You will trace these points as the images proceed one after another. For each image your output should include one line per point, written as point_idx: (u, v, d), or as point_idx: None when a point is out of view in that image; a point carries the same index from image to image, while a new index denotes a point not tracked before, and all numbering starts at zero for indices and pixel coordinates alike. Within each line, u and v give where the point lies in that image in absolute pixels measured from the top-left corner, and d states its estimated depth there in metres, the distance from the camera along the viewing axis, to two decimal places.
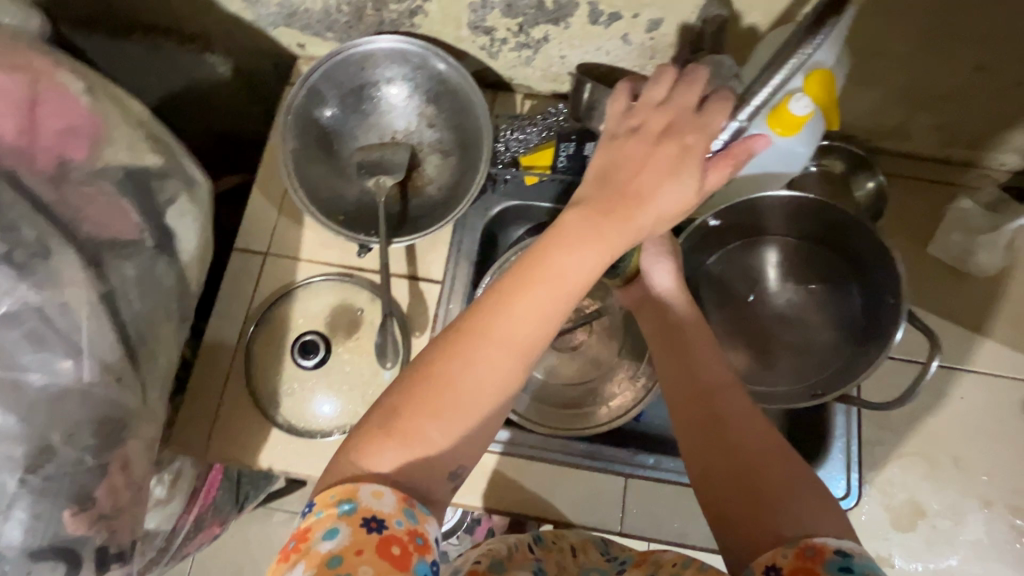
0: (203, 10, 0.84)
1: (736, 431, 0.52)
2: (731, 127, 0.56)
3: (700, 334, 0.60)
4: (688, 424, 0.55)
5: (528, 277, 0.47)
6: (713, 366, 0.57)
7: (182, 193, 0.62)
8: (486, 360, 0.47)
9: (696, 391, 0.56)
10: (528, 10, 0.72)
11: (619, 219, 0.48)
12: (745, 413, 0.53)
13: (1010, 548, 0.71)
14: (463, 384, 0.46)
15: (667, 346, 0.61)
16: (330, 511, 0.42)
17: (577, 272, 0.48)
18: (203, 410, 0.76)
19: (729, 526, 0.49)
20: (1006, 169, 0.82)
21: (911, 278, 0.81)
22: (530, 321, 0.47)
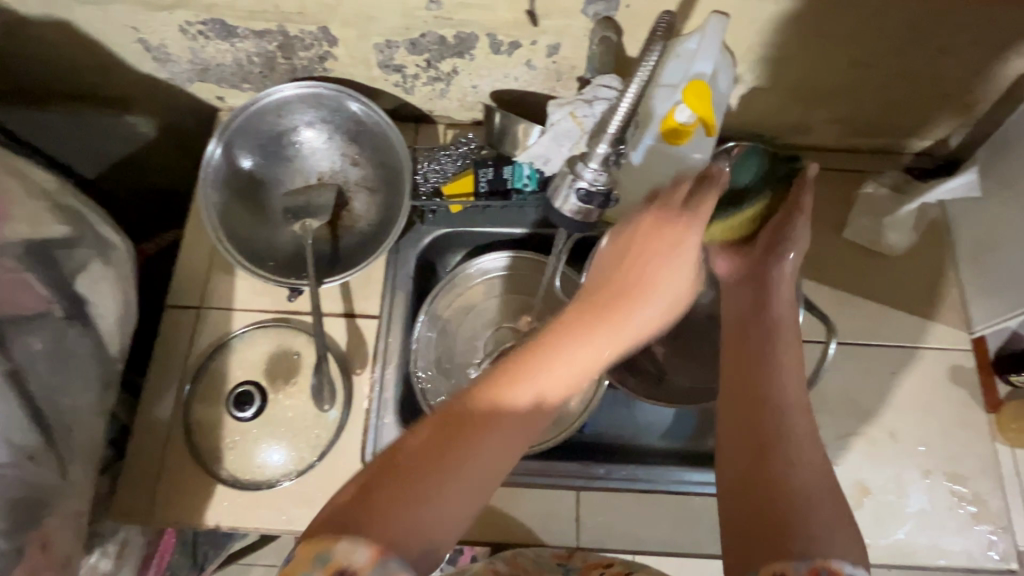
0: (115, 73, 0.84)
1: (789, 450, 0.48)
2: (595, 156, 0.52)
3: (787, 338, 0.56)
4: (742, 411, 0.51)
5: (436, 434, 0.46)
6: (791, 372, 0.53)
7: (94, 260, 0.63)
8: (387, 520, 0.42)
9: (755, 392, 0.52)
10: (432, 46, 0.74)
11: (519, 378, 0.48)
12: (805, 431, 0.49)
13: (953, 514, 0.73)
14: (471, 464, 0.45)
15: (740, 335, 0.58)
16: (308, 559, 0.40)
17: (486, 438, 0.46)
18: (144, 474, 0.74)
19: (736, 526, 0.46)
20: (908, 152, 0.87)
21: (831, 263, 0.84)
22: (443, 486, 0.44)
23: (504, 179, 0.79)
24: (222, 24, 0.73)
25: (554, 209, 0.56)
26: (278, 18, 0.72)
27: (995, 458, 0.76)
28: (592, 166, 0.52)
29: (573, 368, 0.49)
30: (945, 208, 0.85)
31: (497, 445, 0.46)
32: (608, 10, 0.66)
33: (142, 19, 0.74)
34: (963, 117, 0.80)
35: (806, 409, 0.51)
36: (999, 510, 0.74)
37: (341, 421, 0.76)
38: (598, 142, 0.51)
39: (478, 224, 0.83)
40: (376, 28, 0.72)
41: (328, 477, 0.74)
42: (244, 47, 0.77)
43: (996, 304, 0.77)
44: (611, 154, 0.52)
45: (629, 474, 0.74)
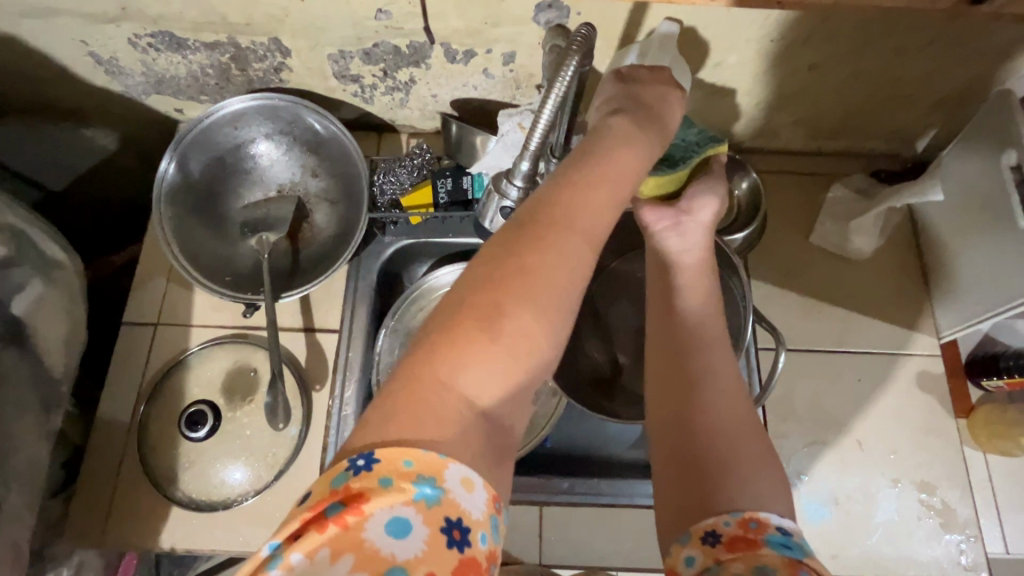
0: (68, 86, 0.82)
1: (711, 394, 0.49)
2: (520, 173, 0.50)
3: (704, 286, 0.57)
4: (660, 368, 0.52)
5: (498, 284, 0.41)
6: (707, 322, 0.54)
7: (36, 280, 0.61)
8: (469, 386, 0.39)
9: (677, 342, 0.53)
10: (386, 56, 0.73)
11: (574, 210, 0.44)
12: (726, 373, 0.51)
13: (922, 524, 0.72)
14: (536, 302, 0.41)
15: (662, 289, 0.59)
16: (403, 485, 0.35)
17: (562, 275, 0.42)
18: (97, 496, 0.72)
19: (666, 484, 0.47)
20: (874, 154, 0.87)
21: (796, 268, 0.83)
22: (522, 334, 0.40)
23: (463, 189, 0.79)
24: (171, 36, 0.72)
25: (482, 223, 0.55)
26: (226, 30, 0.70)
27: (964, 465, 0.75)
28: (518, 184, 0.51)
29: (619, 193, 0.46)
30: (913, 211, 0.84)
31: (573, 281, 0.42)
32: (560, 17, 0.65)
33: (90, 32, 0.72)
34: (926, 120, 0.79)
35: (726, 349, 0.53)
36: (968, 518, 0.73)
37: (299, 438, 0.74)
38: (521, 161, 0.49)
39: (440, 236, 0.82)
40: (327, 38, 0.71)
41: (285, 496, 0.73)
42: (196, 58, 0.75)
43: (962, 309, 0.76)
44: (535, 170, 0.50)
45: (593, 489, 0.73)
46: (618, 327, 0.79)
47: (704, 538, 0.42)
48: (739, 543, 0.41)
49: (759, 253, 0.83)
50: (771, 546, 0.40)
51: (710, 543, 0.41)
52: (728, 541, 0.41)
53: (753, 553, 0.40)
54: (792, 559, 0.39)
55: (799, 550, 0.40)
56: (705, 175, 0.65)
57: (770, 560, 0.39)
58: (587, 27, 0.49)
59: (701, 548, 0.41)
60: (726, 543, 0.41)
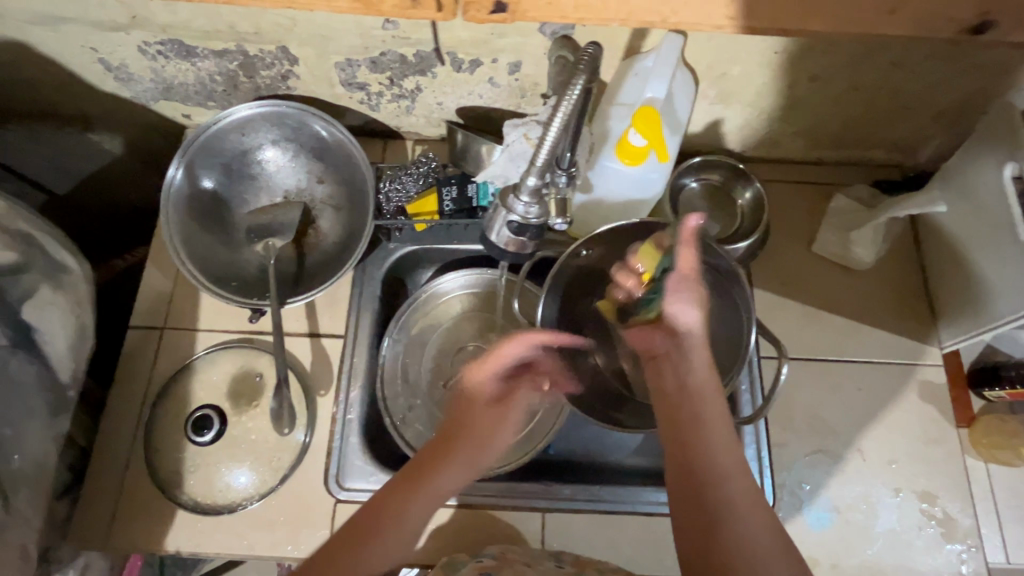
0: (75, 92, 0.83)
1: (734, 515, 0.55)
2: (526, 188, 0.51)
3: (717, 412, 0.59)
4: (683, 495, 0.57)
5: (364, 539, 0.60)
6: (720, 445, 0.58)
7: (42, 285, 0.62)
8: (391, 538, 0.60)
9: (699, 475, 0.57)
10: (392, 64, 0.74)
11: (457, 437, 0.66)
12: (742, 487, 0.56)
13: (922, 533, 0.73)
14: (388, 534, 0.61)
15: (674, 414, 0.61)
16: None
17: (417, 504, 0.62)
18: (103, 499, 0.73)
19: None
20: (877, 164, 0.87)
21: (795, 277, 0.83)
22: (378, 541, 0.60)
23: (468, 197, 0.79)
24: (180, 44, 0.73)
25: (490, 240, 0.56)
26: (234, 38, 0.71)
27: (965, 475, 0.75)
28: (524, 198, 0.51)
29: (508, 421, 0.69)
30: (915, 220, 0.85)
31: (422, 510, 0.63)
32: (565, 28, 0.66)
33: (99, 39, 0.73)
34: (928, 130, 0.80)
35: (742, 467, 0.57)
36: (969, 528, 0.73)
37: (305, 443, 0.75)
38: (528, 176, 0.50)
39: (446, 241, 0.83)
40: (335, 46, 0.71)
41: (289, 500, 0.73)
42: (204, 66, 0.76)
43: (962, 321, 0.76)
44: (542, 185, 0.51)
45: (596, 495, 0.73)
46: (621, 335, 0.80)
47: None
48: None
49: (760, 262, 0.84)
50: None
51: None
52: None
53: None
54: None
55: None
56: (672, 276, 0.63)
57: None
58: (594, 43, 0.50)
59: None
60: None
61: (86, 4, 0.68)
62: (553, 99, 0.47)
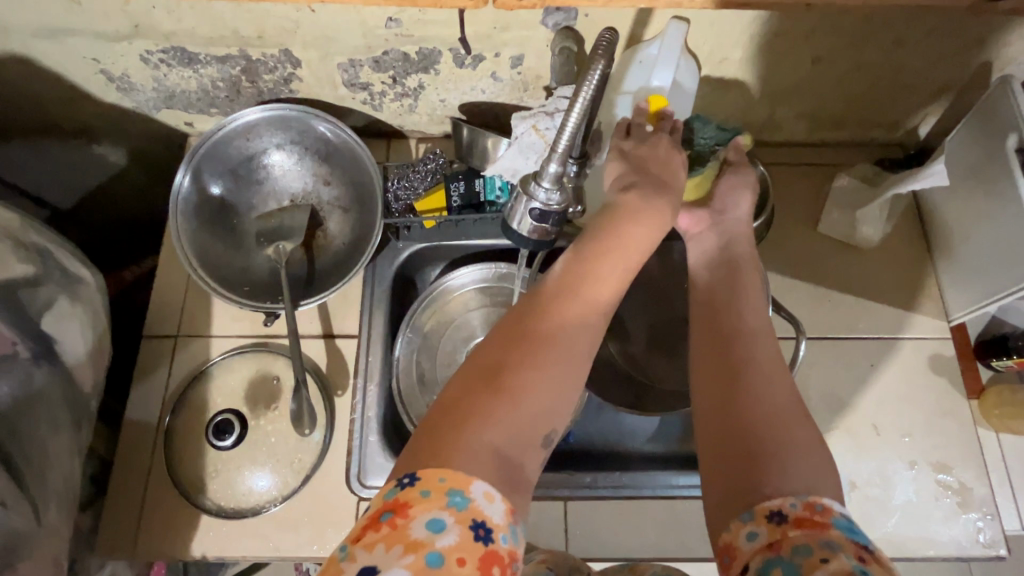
0: (77, 105, 0.82)
1: (760, 379, 0.51)
2: (547, 175, 0.50)
3: (752, 289, 0.60)
4: (710, 362, 0.54)
5: (455, 419, 0.42)
6: (749, 318, 0.57)
7: (60, 297, 0.62)
8: (500, 426, 0.42)
9: (728, 340, 0.55)
10: (395, 63, 0.74)
11: (526, 352, 0.45)
12: (778, 386, 0.50)
13: (939, 504, 0.74)
14: (490, 422, 0.42)
15: (708, 301, 0.61)
16: (439, 495, 0.38)
17: (524, 420, 0.43)
18: (126, 508, 0.73)
19: (719, 468, 0.48)
20: (877, 143, 0.88)
21: (801, 258, 0.84)
22: (477, 433, 0.41)
23: (475, 191, 0.80)
24: (183, 51, 0.73)
25: (511, 228, 0.54)
26: (238, 43, 0.71)
27: (976, 445, 0.76)
28: (546, 185, 0.50)
29: (563, 366, 0.46)
30: (918, 197, 0.86)
31: (536, 414, 0.44)
32: (567, 20, 0.67)
33: (102, 50, 0.73)
34: (927, 107, 0.81)
35: (772, 340, 0.55)
36: (984, 497, 0.74)
37: (324, 442, 0.75)
38: (549, 162, 0.49)
39: (452, 238, 0.84)
40: (338, 48, 0.72)
41: (312, 502, 0.73)
42: (207, 72, 0.76)
43: (969, 293, 0.77)
44: (564, 172, 0.50)
45: (617, 482, 0.74)
46: (634, 325, 0.82)
47: (770, 520, 0.42)
48: (804, 523, 0.41)
49: (767, 244, 0.85)
50: (838, 529, 0.41)
51: (776, 522, 0.42)
52: (795, 520, 0.42)
53: (822, 535, 0.40)
54: (861, 548, 0.39)
55: (864, 539, 0.40)
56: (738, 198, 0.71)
57: (839, 543, 0.39)
58: (608, 29, 0.50)
59: (767, 526, 0.42)
60: (792, 523, 0.42)
61: (89, 15, 0.68)
62: (573, 86, 0.46)
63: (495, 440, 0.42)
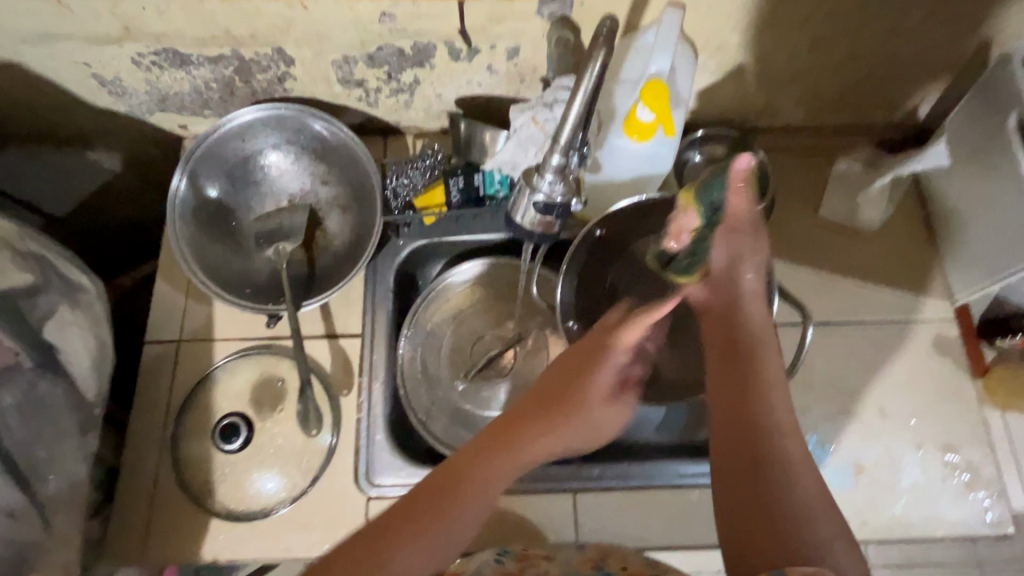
0: (69, 110, 0.81)
1: (779, 458, 0.53)
2: (550, 167, 0.50)
3: (768, 346, 0.60)
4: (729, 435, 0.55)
5: (392, 527, 0.55)
6: (769, 385, 0.57)
7: (60, 305, 0.62)
8: (422, 544, 0.55)
9: (743, 413, 0.55)
10: (389, 58, 0.73)
11: (464, 482, 0.58)
12: (794, 466, 0.52)
13: (947, 484, 0.74)
14: (417, 537, 0.55)
15: (726, 359, 0.60)
16: None
17: (440, 536, 0.55)
18: (135, 515, 0.73)
19: (751, 543, 0.50)
20: (876, 126, 0.87)
21: (802, 243, 0.84)
22: (401, 551, 0.54)
23: (475, 186, 0.79)
24: (174, 52, 0.72)
25: (515, 221, 0.56)
26: (230, 43, 0.70)
27: (983, 425, 0.76)
28: (549, 177, 0.50)
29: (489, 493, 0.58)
30: (919, 178, 0.85)
31: (454, 534, 0.56)
32: (563, 9, 0.66)
33: (93, 54, 0.72)
34: (926, 88, 0.80)
35: (788, 411, 0.56)
36: (992, 476, 0.74)
37: (331, 443, 0.75)
38: (551, 154, 0.49)
39: (454, 233, 0.83)
40: (331, 44, 0.71)
41: (322, 502, 0.73)
42: (200, 74, 0.75)
43: (973, 274, 0.77)
44: (567, 163, 0.50)
45: (626, 472, 0.74)
46: None
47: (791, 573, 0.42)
48: None
49: (770, 231, 0.84)
50: None
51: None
52: None
53: None
54: None
55: None
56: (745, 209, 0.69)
57: None
58: (609, 18, 0.49)
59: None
60: None
61: (78, 19, 0.67)
62: (574, 78, 0.46)
63: (410, 559, 0.54)
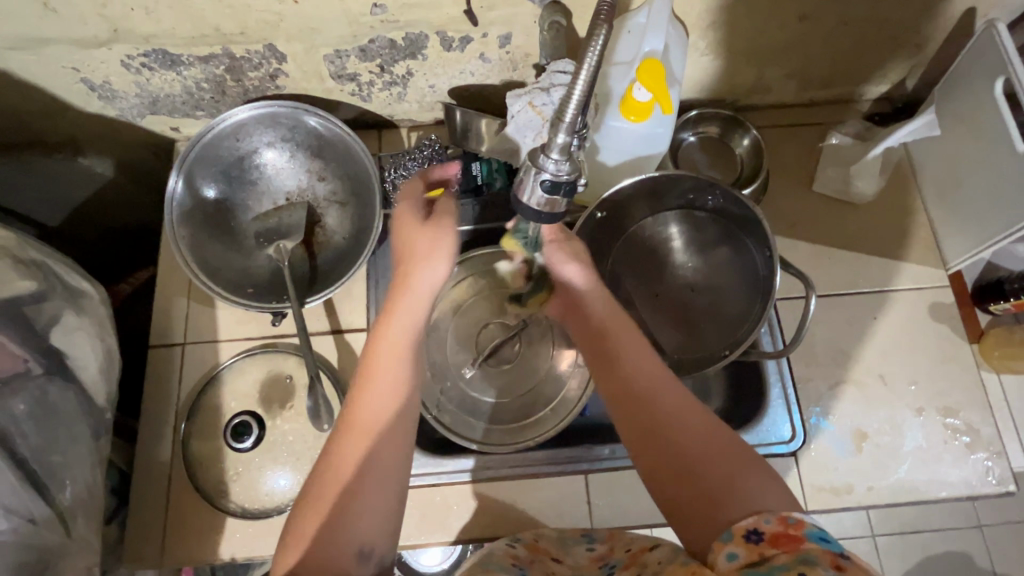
0: (59, 116, 0.81)
1: (674, 424, 0.50)
2: (556, 145, 0.47)
3: (627, 329, 0.59)
4: (629, 423, 0.52)
5: (337, 480, 0.47)
6: (640, 359, 0.56)
7: (66, 311, 0.62)
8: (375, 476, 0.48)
9: (629, 397, 0.53)
10: (382, 50, 0.73)
11: (374, 396, 0.51)
12: (690, 425, 0.50)
13: (948, 447, 0.76)
14: (369, 467, 0.48)
15: (600, 354, 0.58)
16: None
17: (393, 448, 0.49)
18: (151, 518, 0.73)
19: (688, 520, 0.47)
20: (864, 99, 0.88)
21: (797, 216, 0.85)
22: (362, 491, 0.47)
23: (473, 175, 0.80)
24: (164, 53, 0.71)
25: (521, 203, 0.52)
26: (220, 41, 0.70)
27: (981, 388, 0.78)
28: (555, 156, 0.48)
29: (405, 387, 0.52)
30: (909, 149, 0.86)
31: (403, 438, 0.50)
32: None
33: (82, 58, 0.71)
34: (913, 59, 0.81)
35: (664, 376, 0.54)
36: (991, 437, 0.76)
37: None
38: (557, 131, 0.46)
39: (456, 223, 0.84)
40: (323, 39, 0.71)
41: None
42: (191, 74, 0.75)
43: (966, 241, 0.79)
44: (572, 142, 0.48)
45: None
46: None
47: (748, 541, 0.43)
48: (782, 539, 0.42)
49: (766, 207, 0.85)
50: (812, 539, 0.42)
51: (756, 540, 0.43)
52: (771, 538, 0.43)
53: (799, 551, 0.41)
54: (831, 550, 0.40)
55: (838, 543, 0.41)
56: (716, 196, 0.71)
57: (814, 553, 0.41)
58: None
59: (746, 547, 0.43)
60: (769, 540, 0.43)
61: (65, 23, 0.67)
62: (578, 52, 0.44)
63: (376, 492, 0.47)
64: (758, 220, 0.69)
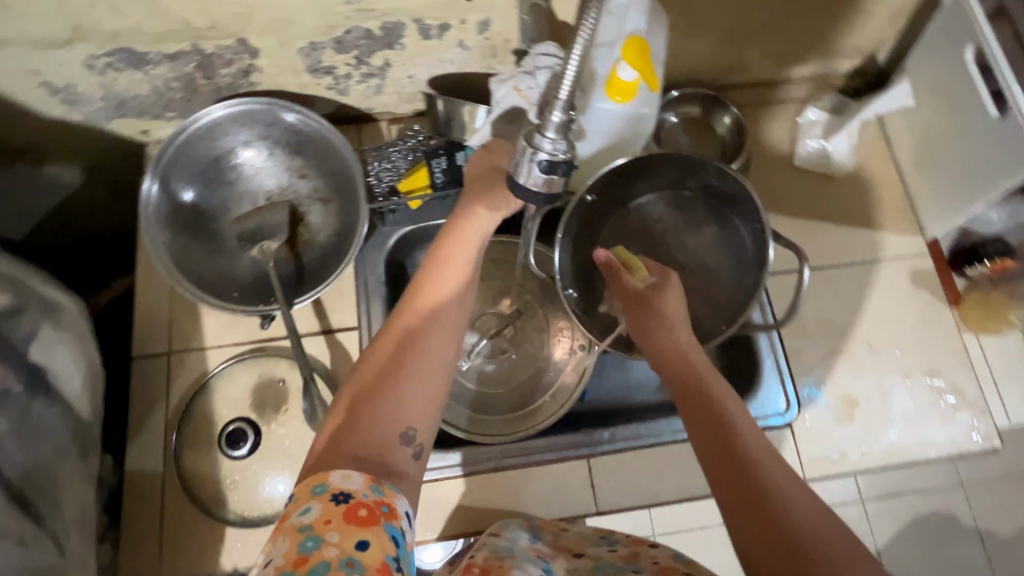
0: (19, 122, 0.77)
1: (778, 490, 0.47)
2: (551, 124, 0.47)
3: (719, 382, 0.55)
4: (724, 482, 0.49)
5: (376, 382, 0.47)
6: (739, 417, 0.52)
7: (43, 324, 0.59)
8: (414, 383, 0.47)
9: (729, 453, 0.49)
10: (358, 41, 0.71)
11: (420, 306, 0.51)
12: (794, 493, 0.47)
13: (935, 408, 0.78)
14: (406, 378, 0.47)
15: (691, 401, 0.54)
16: (303, 493, 0.41)
17: (433, 364, 0.49)
18: (146, 534, 0.71)
19: None
20: (839, 74, 0.90)
21: (779, 191, 0.86)
22: (399, 396, 0.46)
23: (459, 165, 0.79)
24: (130, 52, 0.68)
25: (518, 184, 0.51)
26: (189, 37, 0.68)
27: (963, 350, 0.81)
28: (551, 134, 0.48)
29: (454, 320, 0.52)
30: (883, 121, 0.88)
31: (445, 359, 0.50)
32: None
33: (41, 60, 0.68)
34: (885, 32, 0.83)
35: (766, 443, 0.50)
36: (975, 396, 0.79)
37: None
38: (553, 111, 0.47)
39: (442, 217, 0.81)
40: (297, 31, 0.69)
41: None
42: (160, 73, 0.72)
43: (943, 208, 0.81)
44: (568, 120, 0.48)
45: (636, 433, 0.75)
46: None
47: None
48: None
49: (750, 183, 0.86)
50: None
51: None
52: None
53: None
54: None
55: None
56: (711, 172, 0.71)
57: None
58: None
59: None
60: None
61: (22, 23, 0.63)
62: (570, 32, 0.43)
63: (412, 399, 0.47)
64: (748, 195, 0.68)
